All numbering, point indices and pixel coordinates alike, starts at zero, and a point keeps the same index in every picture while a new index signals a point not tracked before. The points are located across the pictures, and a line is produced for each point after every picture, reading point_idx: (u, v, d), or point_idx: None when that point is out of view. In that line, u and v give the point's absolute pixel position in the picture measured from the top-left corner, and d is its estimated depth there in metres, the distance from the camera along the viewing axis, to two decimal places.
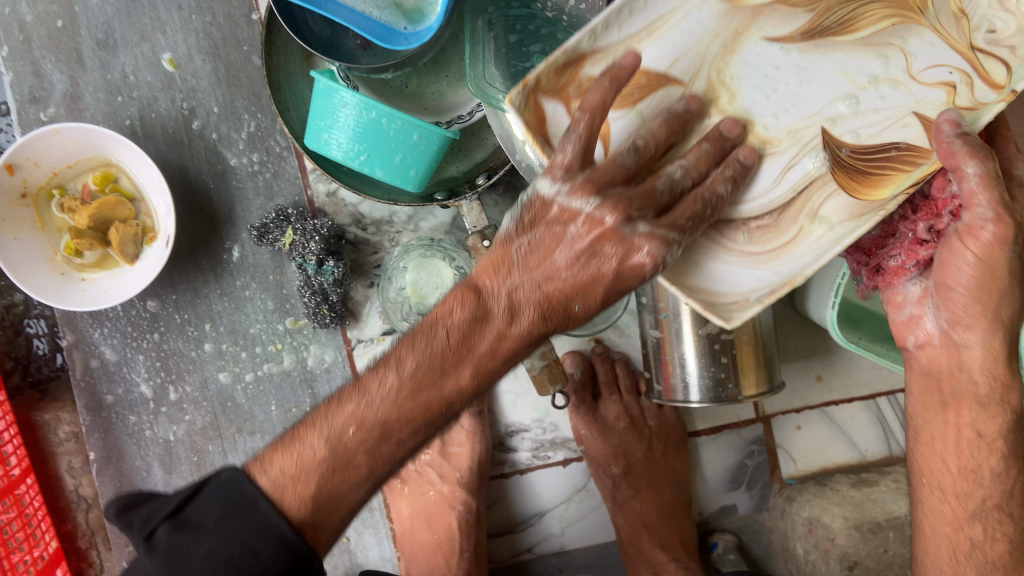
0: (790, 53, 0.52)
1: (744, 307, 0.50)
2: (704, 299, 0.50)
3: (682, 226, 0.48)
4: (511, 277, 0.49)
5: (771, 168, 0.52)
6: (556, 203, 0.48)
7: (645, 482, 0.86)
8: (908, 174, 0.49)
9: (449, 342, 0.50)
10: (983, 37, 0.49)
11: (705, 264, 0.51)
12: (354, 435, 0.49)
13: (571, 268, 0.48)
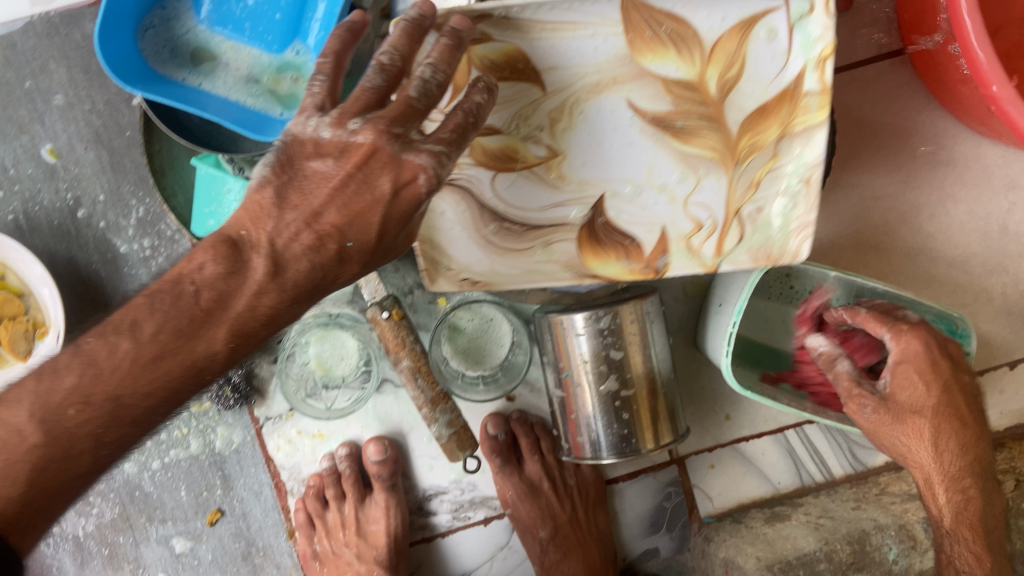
0: (632, 125, 0.60)
1: (450, 281, 0.66)
2: (432, 254, 0.65)
3: (445, 139, 0.51)
4: (271, 222, 0.50)
5: (543, 192, 0.63)
6: (319, 134, 0.51)
7: (571, 544, 0.84)
8: (617, 262, 0.64)
9: (201, 303, 0.49)
10: (748, 212, 0.61)
11: (451, 229, 0.64)
12: (76, 414, 0.47)
13: (337, 200, 0.51)
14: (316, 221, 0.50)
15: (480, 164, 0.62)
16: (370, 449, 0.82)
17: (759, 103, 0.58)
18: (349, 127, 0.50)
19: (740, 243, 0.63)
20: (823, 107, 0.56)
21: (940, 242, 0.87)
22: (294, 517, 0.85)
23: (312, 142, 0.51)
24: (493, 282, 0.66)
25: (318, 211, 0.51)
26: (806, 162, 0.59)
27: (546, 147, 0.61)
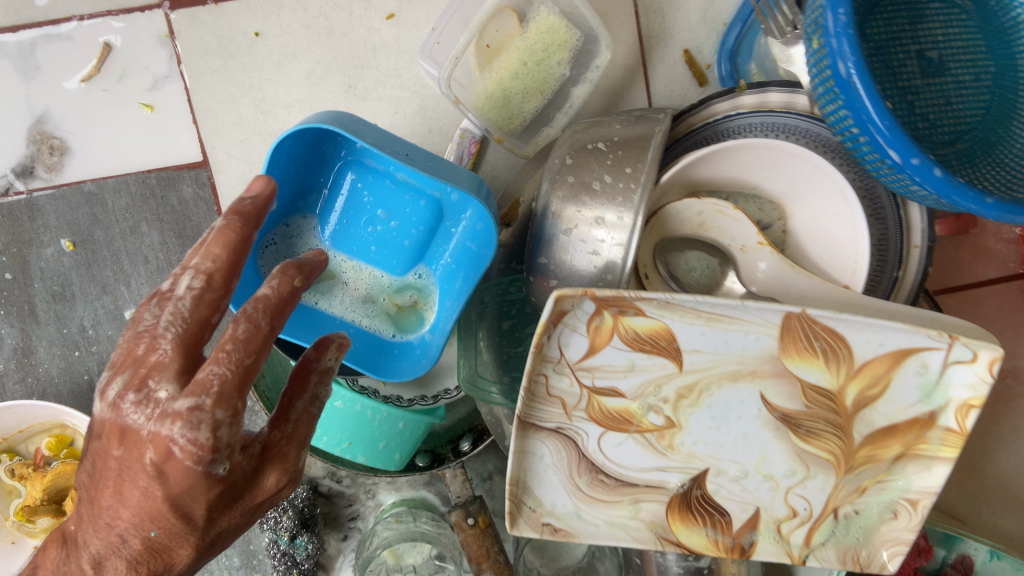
0: (758, 415, 0.59)
1: (530, 525, 0.62)
2: (516, 497, 0.61)
3: (207, 383, 0.47)
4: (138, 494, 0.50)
5: (650, 456, 0.61)
6: (112, 395, 0.49)
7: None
8: (701, 532, 0.63)
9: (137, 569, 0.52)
10: (845, 511, 0.62)
11: (541, 471, 0.61)
12: None
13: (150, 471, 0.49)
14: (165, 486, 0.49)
15: (593, 420, 0.59)
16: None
17: (890, 423, 0.59)
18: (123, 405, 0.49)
19: (830, 540, 0.63)
20: (948, 443, 0.58)
21: None
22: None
23: (117, 420, 0.49)
24: (574, 534, 0.62)
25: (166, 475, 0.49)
26: (916, 485, 0.60)
27: (665, 417, 0.59)
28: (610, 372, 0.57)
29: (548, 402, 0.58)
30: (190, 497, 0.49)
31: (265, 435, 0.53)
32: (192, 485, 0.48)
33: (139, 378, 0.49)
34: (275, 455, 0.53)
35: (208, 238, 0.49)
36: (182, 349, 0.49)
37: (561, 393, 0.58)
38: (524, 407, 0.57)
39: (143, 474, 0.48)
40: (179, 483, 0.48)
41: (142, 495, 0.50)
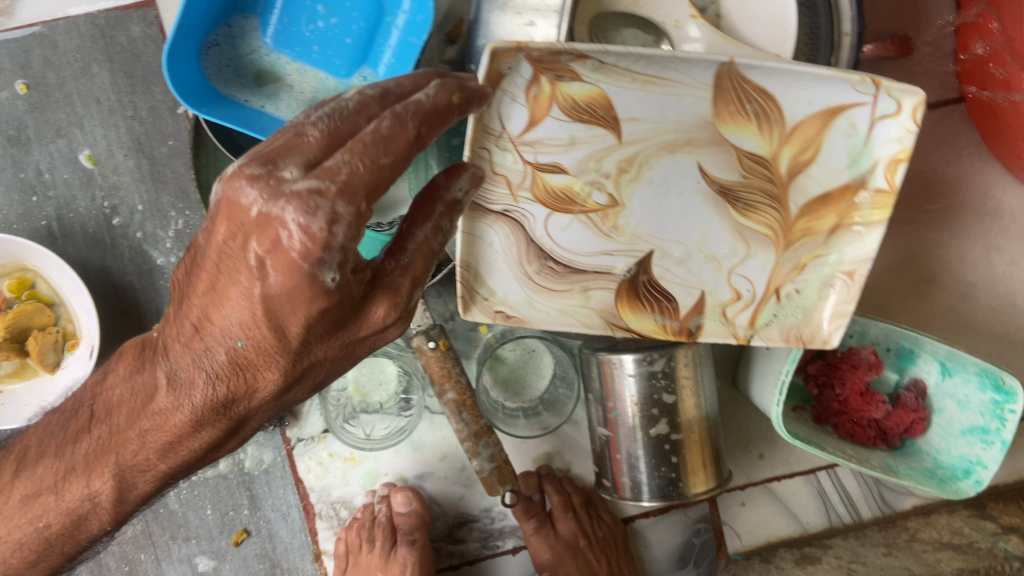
0: (697, 190, 0.61)
1: (483, 311, 0.63)
2: (468, 285, 0.62)
3: (336, 174, 0.40)
4: (236, 287, 0.44)
5: (596, 241, 0.62)
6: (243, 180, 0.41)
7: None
8: (649, 316, 0.65)
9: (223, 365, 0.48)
10: (787, 290, 0.65)
11: (489, 258, 0.62)
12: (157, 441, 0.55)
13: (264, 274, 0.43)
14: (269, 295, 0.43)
15: (539, 201, 0.60)
16: (395, 501, 0.81)
17: (824, 191, 0.61)
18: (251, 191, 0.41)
19: (774, 321, 0.65)
20: (879, 206, 0.60)
21: (981, 292, 0.86)
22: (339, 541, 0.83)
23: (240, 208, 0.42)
24: (527, 321, 0.64)
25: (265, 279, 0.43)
26: (849, 257, 0.63)
27: (608, 195, 0.61)
28: (551, 147, 0.58)
29: (495, 181, 0.59)
30: (288, 306, 0.44)
31: (378, 262, 0.46)
32: (295, 289, 0.42)
33: (272, 154, 0.41)
34: (388, 285, 0.46)
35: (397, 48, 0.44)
36: (329, 143, 0.41)
37: (506, 171, 0.59)
38: None
39: (244, 267, 0.43)
40: (280, 284, 0.42)
41: (244, 298, 0.44)
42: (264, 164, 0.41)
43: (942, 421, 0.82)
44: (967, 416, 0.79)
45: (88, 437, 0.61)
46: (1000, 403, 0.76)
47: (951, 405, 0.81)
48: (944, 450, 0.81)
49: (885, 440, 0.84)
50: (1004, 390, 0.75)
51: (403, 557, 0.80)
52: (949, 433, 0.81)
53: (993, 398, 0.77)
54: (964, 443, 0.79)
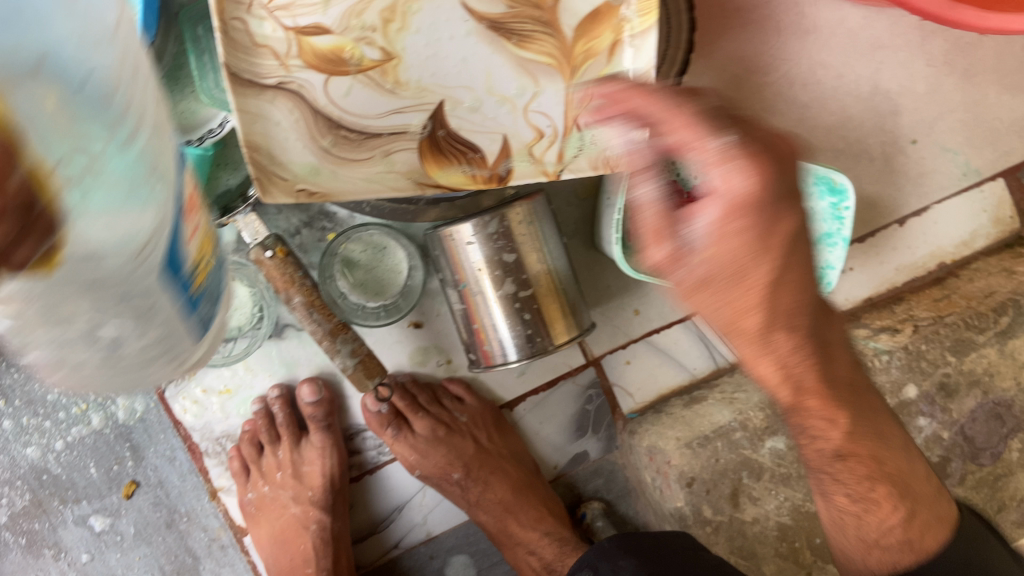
0: (468, 29, 0.61)
1: (285, 192, 0.62)
2: (262, 164, 0.60)
3: None
4: None
5: (381, 100, 0.62)
6: None
7: (490, 471, 0.86)
8: (458, 169, 0.65)
9: None
10: (587, 118, 0.64)
11: (276, 135, 0.60)
12: None
13: None
14: None
15: (311, 67, 0.60)
16: (302, 392, 0.82)
17: (591, 8, 0.62)
18: None
19: (579, 151, 0.65)
20: (646, 9, 0.60)
21: (815, 111, 0.88)
22: (229, 465, 0.83)
23: None
24: (332, 195, 0.63)
25: None
26: (631, 73, 0.62)
27: (380, 49, 0.60)
28: (307, 8, 0.59)
29: (258, 52, 0.58)
30: None
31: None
32: None
33: None
34: None
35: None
36: None
37: (268, 41, 0.58)
38: (228, 54, 0.56)
39: None
40: None
41: None
42: None
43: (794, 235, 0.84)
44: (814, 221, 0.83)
45: None
46: (839, 205, 0.79)
47: (801, 222, 0.84)
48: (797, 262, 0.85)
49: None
50: (838, 189, 0.79)
51: (319, 440, 0.82)
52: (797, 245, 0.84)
53: (831, 202, 0.80)
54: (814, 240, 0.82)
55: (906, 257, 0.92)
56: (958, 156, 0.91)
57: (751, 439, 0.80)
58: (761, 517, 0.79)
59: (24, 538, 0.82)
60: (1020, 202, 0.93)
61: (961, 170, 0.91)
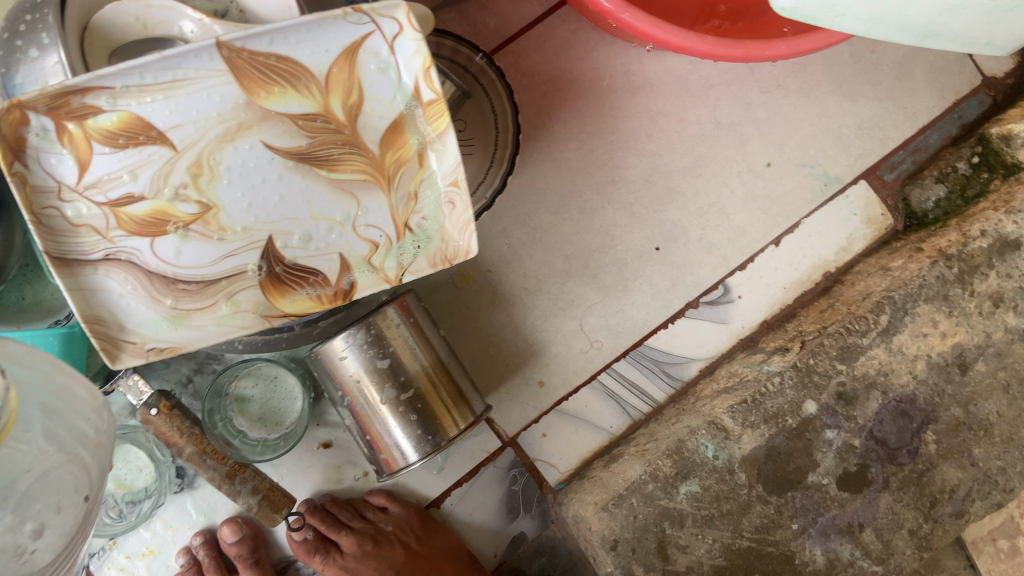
0: (275, 164, 0.64)
1: (135, 354, 0.64)
2: (105, 336, 0.63)
3: None
4: None
5: (211, 249, 0.65)
6: None
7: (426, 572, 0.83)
8: (303, 293, 0.68)
9: None
10: (415, 219, 0.68)
11: (110, 306, 0.63)
12: None
13: None
14: None
15: (133, 234, 0.63)
16: (223, 534, 0.81)
17: (389, 123, 0.65)
18: None
19: (416, 253, 0.69)
20: (437, 114, 0.64)
21: (666, 157, 0.92)
22: None
23: None
24: (181, 345, 0.65)
25: None
26: (444, 172, 0.67)
27: (196, 203, 0.63)
28: (116, 180, 0.62)
29: (77, 233, 0.61)
30: None
31: None
32: None
33: None
34: None
35: None
36: None
37: (86, 220, 0.61)
38: (48, 242, 0.60)
39: None
40: None
41: None
42: None
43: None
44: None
45: None
46: None
47: None
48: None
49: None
50: None
51: None
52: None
53: None
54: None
55: (791, 273, 0.94)
56: (815, 168, 0.94)
57: (665, 488, 0.79)
58: (694, 564, 0.79)
59: None
60: (887, 198, 0.95)
61: (821, 181, 0.94)
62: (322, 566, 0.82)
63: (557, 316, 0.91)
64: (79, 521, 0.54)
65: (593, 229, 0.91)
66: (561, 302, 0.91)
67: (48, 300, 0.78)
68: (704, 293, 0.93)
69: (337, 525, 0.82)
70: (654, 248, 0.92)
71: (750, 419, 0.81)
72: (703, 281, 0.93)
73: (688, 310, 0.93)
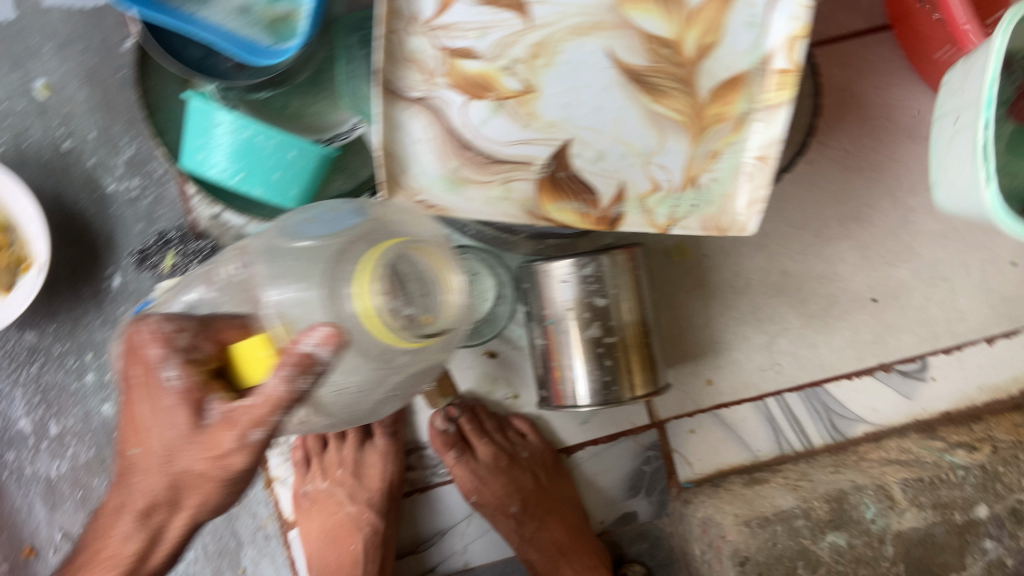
0: (608, 74, 0.63)
1: (407, 199, 0.65)
2: (391, 170, 0.64)
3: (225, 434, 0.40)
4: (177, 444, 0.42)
5: (514, 130, 0.65)
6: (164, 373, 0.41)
7: (546, 510, 0.84)
8: (572, 205, 0.67)
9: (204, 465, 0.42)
10: (706, 177, 0.66)
11: (405, 146, 0.64)
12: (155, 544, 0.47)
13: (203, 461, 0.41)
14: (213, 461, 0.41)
15: (455, 88, 0.63)
16: None
17: (730, 74, 0.63)
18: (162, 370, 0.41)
19: (692, 211, 0.67)
20: (783, 85, 0.61)
21: (921, 216, 0.89)
22: (292, 456, 0.84)
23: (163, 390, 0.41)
24: (449, 209, 0.66)
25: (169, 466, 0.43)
26: (756, 143, 0.64)
27: (521, 81, 0.63)
28: (463, 32, 0.62)
29: (409, 66, 0.62)
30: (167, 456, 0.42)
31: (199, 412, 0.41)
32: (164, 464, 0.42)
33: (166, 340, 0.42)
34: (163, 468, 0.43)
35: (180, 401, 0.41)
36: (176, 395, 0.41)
37: (421, 57, 0.62)
38: (384, 64, 0.61)
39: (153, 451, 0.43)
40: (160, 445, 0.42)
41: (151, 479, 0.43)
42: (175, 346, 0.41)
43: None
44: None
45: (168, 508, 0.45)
46: None
47: None
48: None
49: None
50: None
51: (382, 445, 0.83)
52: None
53: None
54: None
55: (989, 377, 0.91)
56: None
57: (813, 529, 0.78)
58: None
59: (80, 493, 0.83)
60: None
61: None
62: (454, 463, 0.83)
63: (751, 325, 0.89)
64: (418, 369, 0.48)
65: (820, 258, 0.89)
66: (760, 313, 0.89)
67: (306, 121, 0.80)
68: (901, 362, 0.91)
69: (480, 431, 0.84)
70: (871, 298, 0.90)
71: (919, 498, 0.79)
72: (902, 349, 0.90)
73: (878, 371, 0.91)
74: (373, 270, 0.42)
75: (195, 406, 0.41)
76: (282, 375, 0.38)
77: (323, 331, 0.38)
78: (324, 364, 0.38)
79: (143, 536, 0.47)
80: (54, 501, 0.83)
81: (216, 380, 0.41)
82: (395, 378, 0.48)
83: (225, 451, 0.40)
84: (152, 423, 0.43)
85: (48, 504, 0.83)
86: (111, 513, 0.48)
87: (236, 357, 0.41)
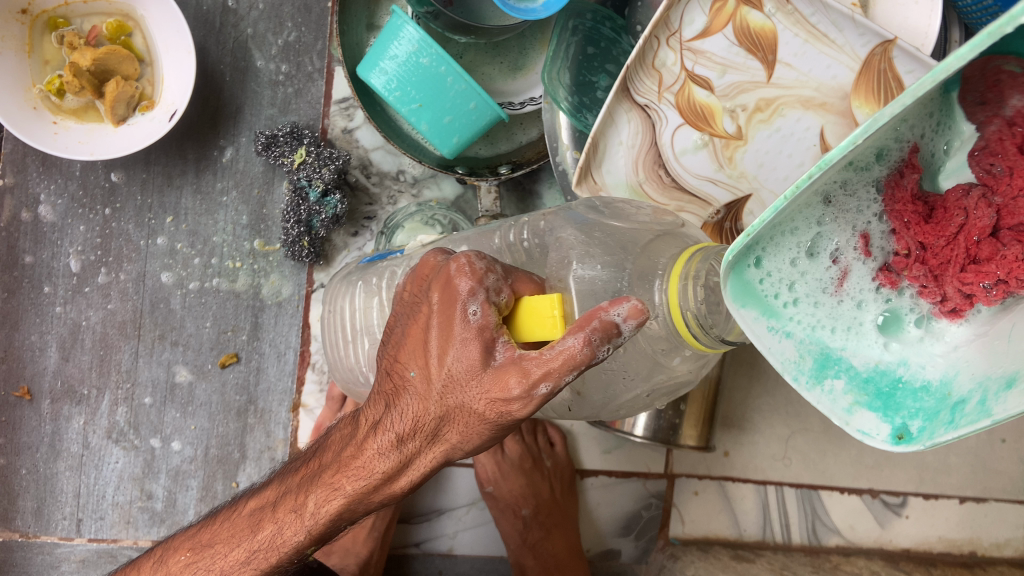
0: (811, 150, 0.63)
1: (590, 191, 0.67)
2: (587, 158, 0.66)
3: (511, 389, 0.37)
4: (460, 379, 0.39)
5: (709, 167, 0.66)
6: (467, 304, 0.38)
7: (554, 523, 0.85)
8: None
9: (481, 407, 0.39)
10: None
11: (608, 142, 0.66)
12: (383, 471, 0.44)
13: (478, 393, 0.38)
14: (490, 399, 0.38)
15: (678, 108, 0.65)
16: None
17: None
18: (469, 302, 0.38)
19: None
20: None
21: None
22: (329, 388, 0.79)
23: (459, 313, 0.38)
24: None
25: (430, 389, 0.40)
26: None
27: (737, 126, 0.64)
28: (710, 63, 0.64)
29: (649, 72, 0.65)
30: (443, 383, 0.39)
31: (490, 353, 0.38)
32: (436, 380, 0.40)
33: (459, 272, 0.38)
34: (421, 388, 0.41)
35: (473, 333, 0.38)
36: (467, 323, 0.38)
37: (664, 69, 0.64)
38: (632, 63, 0.63)
39: (422, 357, 0.41)
40: (441, 364, 0.39)
41: (419, 400, 0.41)
42: (474, 272, 0.38)
43: (850, 327, 0.32)
44: (869, 418, 0.32)
45: (414, 438, 0.42)
46: None
47: None
48: (957, 396, 0.31)
49: (952, 314, 0.31)
50: None
51: None
52: (878, 369, 0.32)
53: None
54: (913, 413, 0.31)
55: (984, 538, 0.93)
56: None
57: None
58: None
59: (102, 351, 0.79)
60: None
61: None
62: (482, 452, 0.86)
63: (780, 417, 0.91)
64: (684, 378, 0.46)
65: None
66: (791, 408, 0.91)
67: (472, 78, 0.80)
68: (889, 492, 0.92)
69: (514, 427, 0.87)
70: None
71: None
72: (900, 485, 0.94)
73: (865, 494, 0.92)
74: (689, 270, 0.38)
75: (487, 343, 0.38)
76: (585, 334, 0.34)
77: (629, 302, 0.35)
78: (622, 338, 0.35)
79: (392, 460, 0.43)
80: (71, 349, 0.79)
81: (502, 324, 0.39)
82: (659, 378, 0.45)
83: (510, 395, 0.37)
84: (440, 350, 0.39)
85: (62, 351, 0.79)
86: (371, 428, 0.45)
87: (525, 310, 0.39)
